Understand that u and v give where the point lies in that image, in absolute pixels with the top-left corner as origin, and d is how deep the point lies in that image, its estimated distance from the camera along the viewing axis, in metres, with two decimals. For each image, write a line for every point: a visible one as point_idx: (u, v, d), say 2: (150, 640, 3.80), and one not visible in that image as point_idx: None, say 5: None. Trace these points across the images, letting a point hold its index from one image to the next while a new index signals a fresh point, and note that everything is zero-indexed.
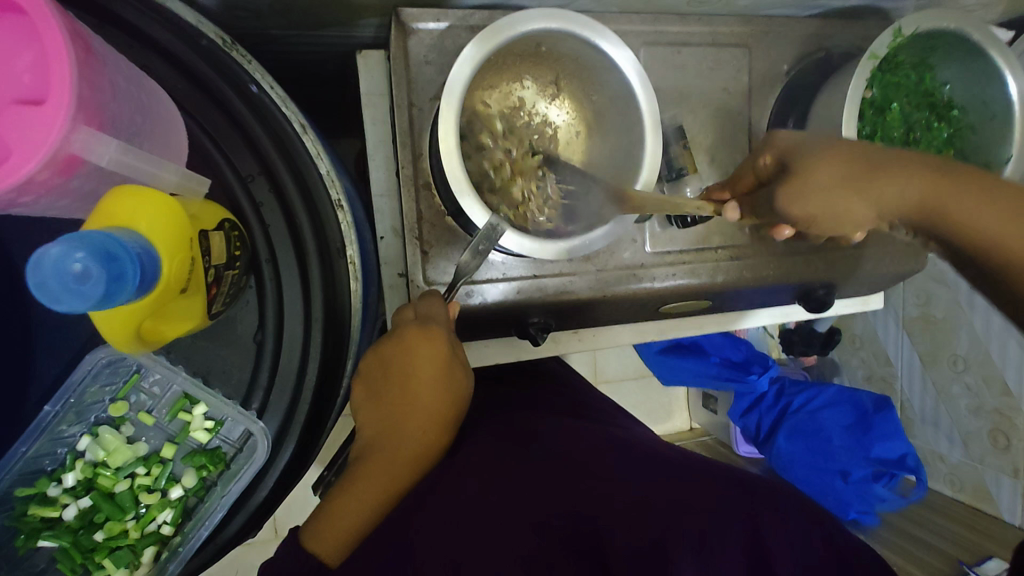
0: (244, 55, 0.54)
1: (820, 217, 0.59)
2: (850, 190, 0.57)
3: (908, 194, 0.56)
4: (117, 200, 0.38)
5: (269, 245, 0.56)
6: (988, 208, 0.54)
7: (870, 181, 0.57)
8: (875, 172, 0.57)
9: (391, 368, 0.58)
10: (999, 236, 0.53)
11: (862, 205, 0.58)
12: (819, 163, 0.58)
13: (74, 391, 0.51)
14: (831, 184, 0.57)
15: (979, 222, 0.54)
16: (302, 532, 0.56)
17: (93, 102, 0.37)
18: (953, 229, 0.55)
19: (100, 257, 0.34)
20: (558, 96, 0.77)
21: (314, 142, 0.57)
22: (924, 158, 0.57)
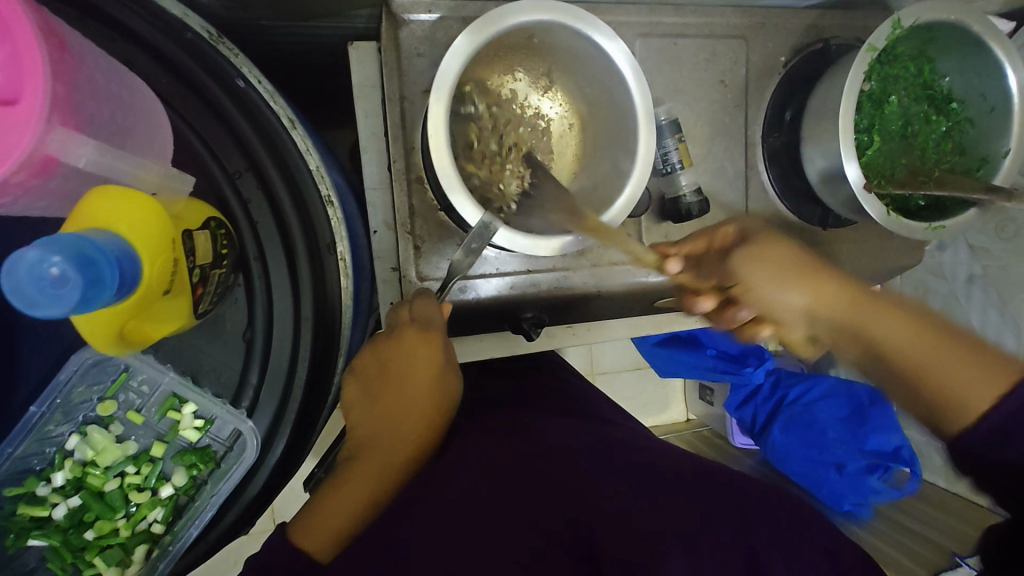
0: (230, 49, 0.52)
1: (764, 290, 0.59)
2: (792, 274, 0.58)
3: (838, 298, 0.56)
4: (97, 200, 0.38)
5: (258, 242, 0.56)
6: (909, 330, 0.52)
7: (811, 278, 0.57)
8: (814, 268, 0.58)
9: (387, 369, 0.57)
10: (912, 354, 0.51)
11: (797, 293, 0.58)
12: (769, 244, 0.60)
13: (60, 391, 0.50)
14: (779, 259, 0.58)
15: (895, 339, 0.53)
16: (288, 528, 0.55)
17: (69, 101, 0.36)
18: (872, 343, 0.54)
19: (77, 261, 0.33)
20: (552, 88, 0.76)
21: (303, 137, 0.55)
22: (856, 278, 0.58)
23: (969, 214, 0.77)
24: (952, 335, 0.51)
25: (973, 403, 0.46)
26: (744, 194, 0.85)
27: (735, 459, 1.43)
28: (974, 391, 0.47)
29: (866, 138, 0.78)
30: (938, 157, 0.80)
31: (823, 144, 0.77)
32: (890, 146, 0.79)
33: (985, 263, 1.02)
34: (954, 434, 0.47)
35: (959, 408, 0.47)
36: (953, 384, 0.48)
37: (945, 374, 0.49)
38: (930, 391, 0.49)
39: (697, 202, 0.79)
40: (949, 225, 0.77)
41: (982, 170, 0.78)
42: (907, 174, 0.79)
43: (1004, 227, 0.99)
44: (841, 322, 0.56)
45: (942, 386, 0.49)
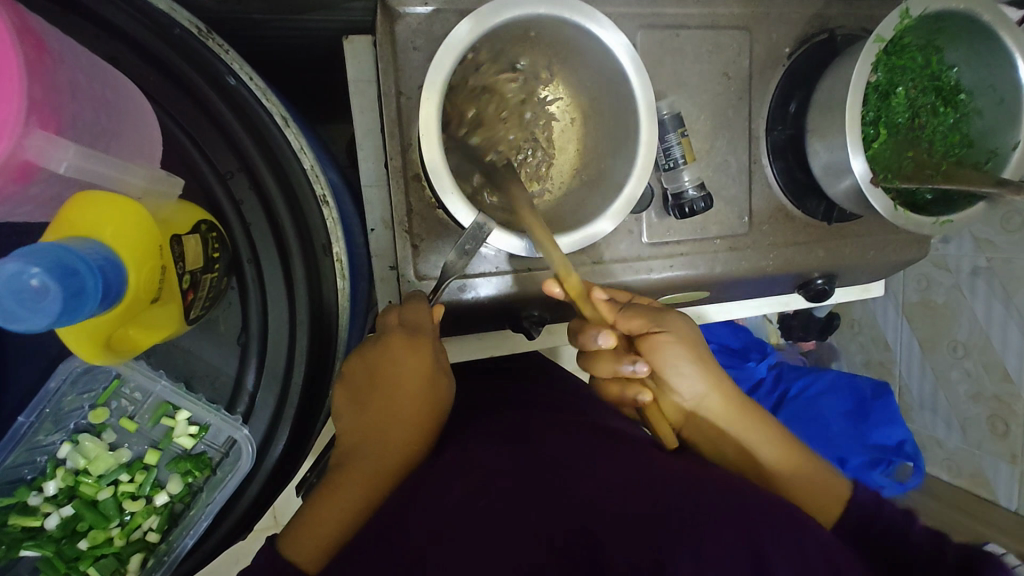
0: (221, 45, 0.51)
1: (680, 374, 0.62)
2: (697, 363, 0.61)
3: (732, 399, 0.62)
4: (79, 205, 0.36)
5: (251, 244, 0.54)
6: (773, 440, 0.62)
7: (719, 376, 0.63)
8: (708, 363, 0.63)
9: (376, 374, 0.58)
10: (772, 463, 0.61)
11: (706, 385, 0.62)
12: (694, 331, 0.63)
13: (50, 400, 0.49)
14: (691, 344, 0.61)
15: (761, 446, 0.61)
16: (280, 537, 0.54)
17: (49, 103, 0.35)
18: (742, 448, 0.62)
19: (57, 272, 0.32)
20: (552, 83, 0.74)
21: (297, 135, 0.54)
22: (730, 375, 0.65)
23: (977, 208, 0.76)
24: (798, 450, 0.62)
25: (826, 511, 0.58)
26: (748, 189, 0.83)
27: None
28: (813, 497, 0.59)
29: (872, 130, 0.76)
30: (945, 149, 0.78)
31: (827, 137, 0.75)
32: (897, 139, 0.77)
33: (988, 256, 1.00)
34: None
35: (805, 512, 0.58)
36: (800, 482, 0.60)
37: (794, 473, 0.60)
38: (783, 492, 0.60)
39: (700, 197, 0.78)
40: (956, 219, 0.75)
41: (990, 163, 0.77)
42: (914, 168, 0.77)
43: (1011, 219, 0.96)
44: (728, 425, 0.62)
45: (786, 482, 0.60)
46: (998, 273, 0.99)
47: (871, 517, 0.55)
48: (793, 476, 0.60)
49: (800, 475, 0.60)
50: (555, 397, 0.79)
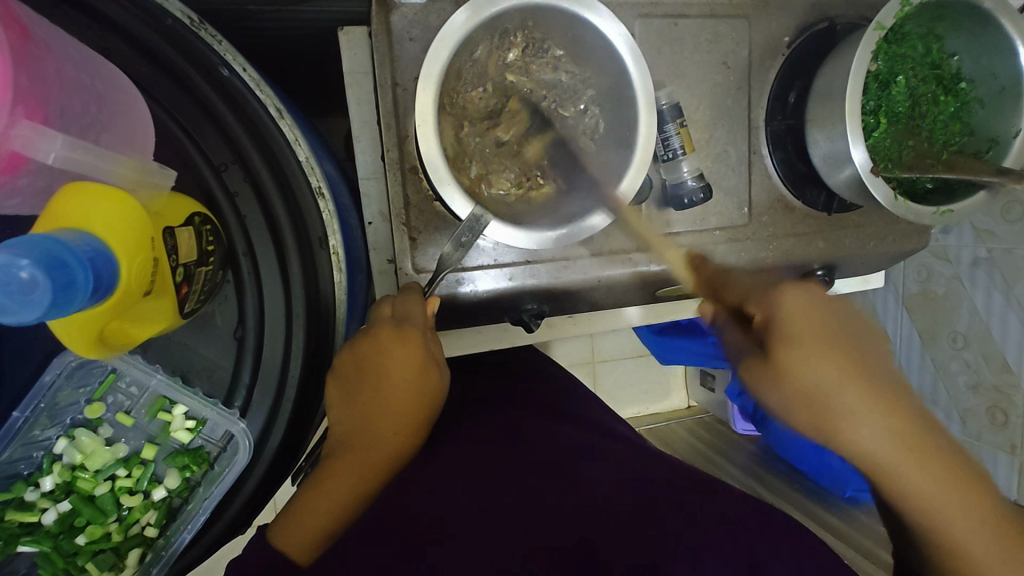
0: (214, 35, 0.49)
1: (830, 406, 0.55)
2: (861, 410, 0.54)
3: (887, 434, 0.53)
4: (70, 197, 0.36)
5: (246, 236, 0.54)
6: (933, 477, 0.53)
7: (868, 409, 0.54)
8: (862, 410, 0.54)
9: (365, 364, 0.56)
10: (930, 504, 0.53)
11: (848, 410, 0.54)
12: (819, 353, 0.56)
13: (44, 395, 0.49)
14: (833, 383, 0.55)
15: (916, 487, 0.53)
16: (269, 530, 0.53)
17: (36, 92, 0.34)
18: (892, 486, 0.54)
19: (47, 264, 0.31)
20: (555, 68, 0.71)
21: (291, 127, 0.53)
22: (895, 393, 0.55)
23: (977, 198, 0.75)
24: (964, 471, 0.53)
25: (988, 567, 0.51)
26: (747, 180, 0.83)
27: (736, 445, 1.42)
28: (963, 522, 0.52)
29: (872, 119, 0.76)
30: (946, 138, 0.78)
31: (827, 126, 0.74)
32: (897, 127, 0.77)
33: (989, 246, 0.99)
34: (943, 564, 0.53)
35: (954, 552, 0.52)
36: (945, 526, 0.53)
37: (944, 513, 0.52)
38: (937, 534, 0.53)
39: (699, 188, 0.77)
40: (957, 209, 0.74)
41: (991, 152, 0.76)
42: (914, 157, 0.76)
43: (1011, 209, 0.96)
44: (902, 467, 0.53)
45: (950, 533, 0.53)
46: (998, 263, 0.99)
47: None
48: (966, 533, 0.52)
49: (976, 524, 0.52)
50: (548, 399, 0.78)
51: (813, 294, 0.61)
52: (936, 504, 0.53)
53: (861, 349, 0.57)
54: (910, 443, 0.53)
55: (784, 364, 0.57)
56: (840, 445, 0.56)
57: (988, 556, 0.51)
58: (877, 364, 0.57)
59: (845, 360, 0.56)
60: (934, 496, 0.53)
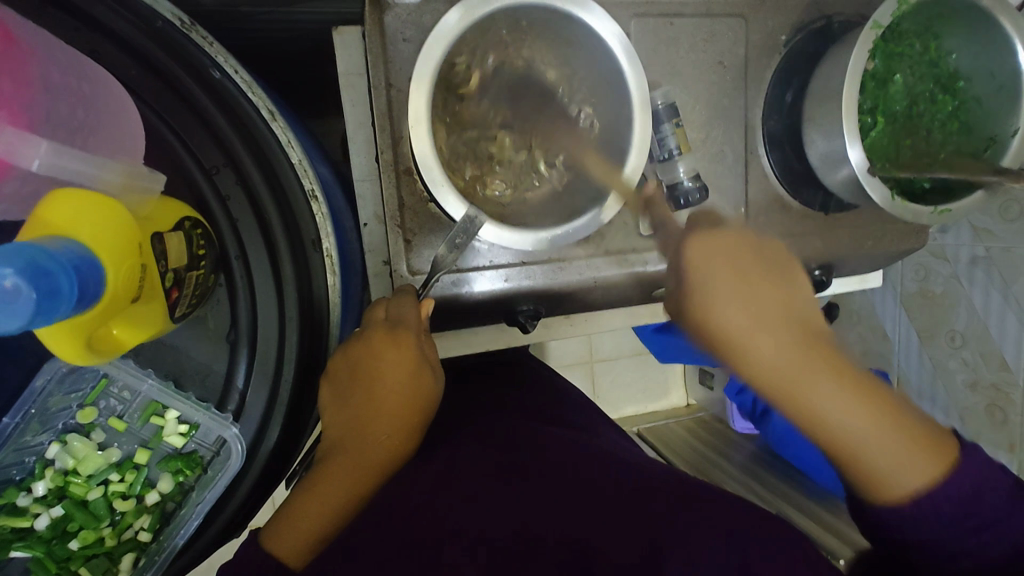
0: (204, 36, 0.50)
1: (731, 334, 0.48)
2: (754, 328, 0.48)
3: (784, 348, 0.47)
4: (55, 205, 0.35)
5: (238, 240, 0.54)
6: (843, 392, 0.45)
7: (770, 325, 0.48)
8: (760, 330, 0.48)
9: (359, 367, 0.56)
10: (855, 434, 0.44)
11: (741, 332, 0.48)
12: (724, 280, 0.50)
13: (35, 401, 0.49)
14: (730, 307, 0.49)
15: (847, 423, 0.44)
16: (263, 531, 0.53)
17: (16, 100, 0.35)
18: (796, 407, 0.46)
19: (31, 273, 0.31)
20: (551, 67, 0.71)
21: (283, 129, 0.53)
22: (802, 319, 0.49)
23: (975, 198, 0.75)
24: (907, 414, 0.45)
25: (896, 481, 0.43)
26: (744, 180, 0.83)
27: (734, 444, 1.42)
28: (894, 458, 0.43)
29: (871, 118, 0.75)
30: (943, 138, 0.77)
31: (824, 126, 0.74)
32: (895, 127, 0.76)
33: (987, 245, 0.99)
34: (870, 502, 0.45)
35: (881, 484, 0.44)
36: (859, 443, 0.44)
37: (858, 434, 0.44)
38: (863, 470, 0.44)
39: (695, 189, 0.77)
40: (954, 209, 0.74)
41: (990, 152, 0.76)
42: (912, 157, 0.76)
43: (1009, 207, 0.95)
44: (817, 393, 0.45)
45: (876, 467, 0.44)
46: (996, 262, 0.99)
47: (964, 492, 0.43)
48: (893, 466, 0.44)
49: (899, 452, 0.43)
50: (543, 403, 0.78)
51: (728, 236, 0.53)
52: (848, 426, 0.44)
53: (778, 274, 0.51)
54: (811, 361, 0.46)
55: (693, 288, 0.51)
56: (755, 380, 0.48)
57: (909, 483, 0.43)
58: (796, 290, 0.51)
59: (737, 281, 0.50)
60: (846, 417, 0.44)
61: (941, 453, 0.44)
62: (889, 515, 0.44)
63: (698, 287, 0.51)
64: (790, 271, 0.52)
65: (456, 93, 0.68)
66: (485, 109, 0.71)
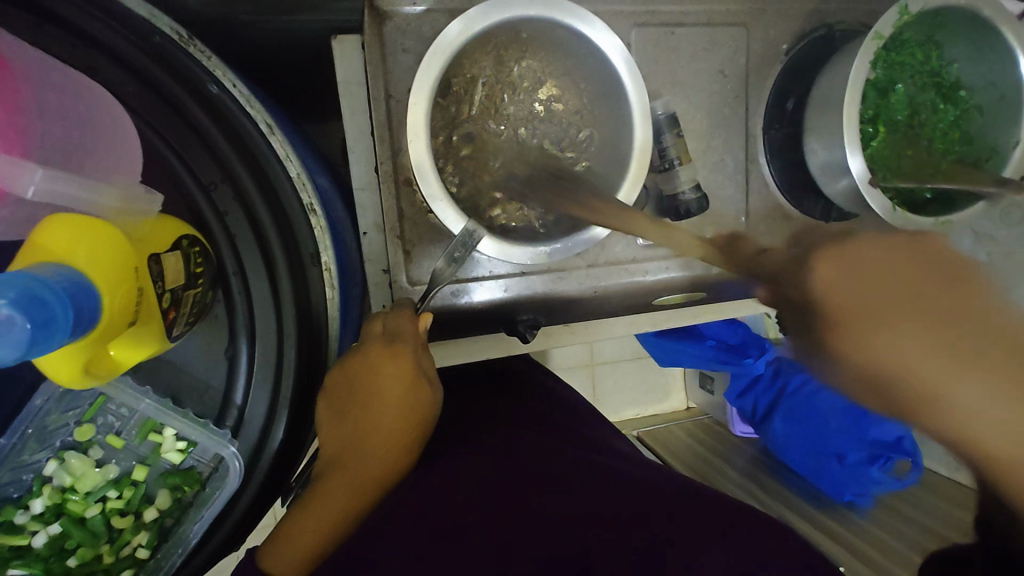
0: (202, 51, 0.49)
1: (875, 345, 0.53)
2: (916, 339, 0.49)
3: (916, 341, 0.49)
4: (49, 231, 0.35)
5: (236, 255, 0.53)
6: (975, 376, 0.45)
7: (933, 343, 0.48)
8: (931, 348, 0.48)
9: (355, 383, 0.55)
10: (986, 433, 0.45)
11: (878, 344, 0.52)
12: (888, 302, 0.54)
13: (33, 420, 0.48)
14: (915, 345, 0.49)
15: (981, 425, 0.45)
16: (258, 550, 0.53)
17: (10, 127, 0.35)
18: (932, 410, 0.47)
19: (24, 302, 0.31)
20: (541, 88, 0.70)
21: (282, 143, 0.53)
22: (951, 320, 0.49)
23: (977, 207, 0.75)
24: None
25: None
26: (745, 188, 0.82)
27: (735, 448, 1.42)
28: None
29: (871, 128, 0.74)
30: (945, 147, 0.77)
31: (825, 135, 0.73)
32: (896, 136, 0.76)
33: (989, 251, 0.99)
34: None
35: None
36: (994, 440, 0.45)
37: (990, 430, 0.44)
38: (997, 464, 0.46)
39: (695, 199, 0.77)
40: (955, 219, 0.74)
41: (991, 162, 0.76)
42: (913, 166, 0.76)
43: (1010, 213, 0.95)
44: (983, 407, 0.45)
45: (1011, 462, 0.45)
46: (998, 267, 0.98)
47: None
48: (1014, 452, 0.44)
49: None
50: (544, 410, 0.78)
51: (892, 250, 0.62)
52: (985, 434, 0.45)
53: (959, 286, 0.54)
54: (980, 366, 0.46)
55: (839, 306, 0.59)
56: (926, 416, 0.48)
57: None
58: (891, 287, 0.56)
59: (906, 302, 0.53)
60: (996, 429, 0.44)
61: None
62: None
63: (858, 312, 0.56)
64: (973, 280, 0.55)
65: (456, 104, 0.67)
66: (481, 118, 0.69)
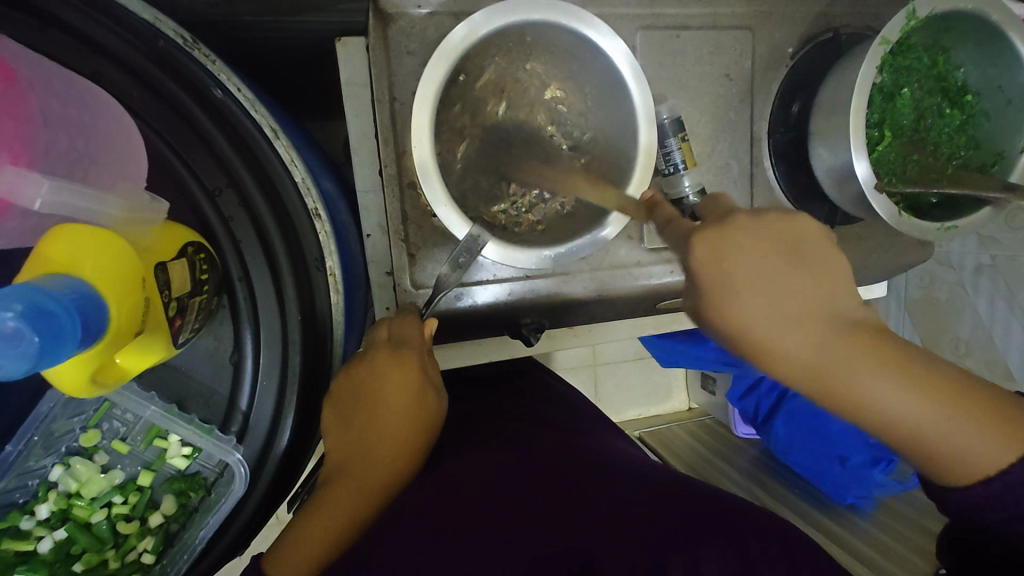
0: (205, 55, 0.48)
1: (755, 323, 0.43)
2: (788, 314, 0.42)
3: (807, 337, 0.42)
4: (55, 241, 0.35)
5: (241, 261, 0.53)
6: (881, 375, 0.40)
7: (834, 342, 0.41)
8: (773, 316, 0.43)
9: (363, 388, 0.55)
10: (891, 411, 0.40)
11: (749, 313, 0.43)
12: (751, 249, 0.44)
13: (38, 427, 0.48)
14: (760, 307, 0.43)
15: (895, 406, 0.40)
16: (263, 558, 0.52)
17: (18, 138, 0.34)
18: (851, 403, 0.41)
19: (32, 314, 0.31)
20: (551, 87, 0.71)
21: (286, 147, 0.52)
22: (816, 288, 0.43)
23: (983, 213, 0.74)
24: (961, 382, 0.40)
25: (976, 461, 0.40)
26: (750, 192, 0.82)
27: (737, 449, 1.42)
28: (958, 433, 0.40)
29: (877, 133, 0.74)
30: (951, 152, 0.76)
31: (831, 140, 0.73)
32: (902, 141, 0.75)
33: (992, 253, 0.99)
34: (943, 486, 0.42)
35: (954, 468, 0.41)
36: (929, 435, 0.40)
37: (903, 407, 0.40)
38: (921, 446, 0.41)
39: (701, 203, 0.76)
40: (961, 224, 0.74)
41: (996, 167, 0.75)
42: (919, 172, 0.76)
43: (1015, 217, 0.95)
44: (842, 370, 0.41)
45: (947, 446, 0.40)
46: (1001, 271, 0.99)
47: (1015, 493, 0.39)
48: (912, 410, 0.40)
49: (922, 404, 0.40)
50: (549, 410, 0.78)
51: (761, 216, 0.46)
52: (885, 399, 0.40)
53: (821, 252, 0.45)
54: (845, 348, 0.41)
55: (710, 283, 0.45)
56: (840, 401, 0.42)
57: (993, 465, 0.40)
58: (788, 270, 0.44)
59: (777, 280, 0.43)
60: (894, 400, 0.40)
61: (979, 404, 0.40)
62: (964, 496, 0.41)
63: (726, 281, 0.44)
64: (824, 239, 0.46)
65: (462, 108, 0.67)
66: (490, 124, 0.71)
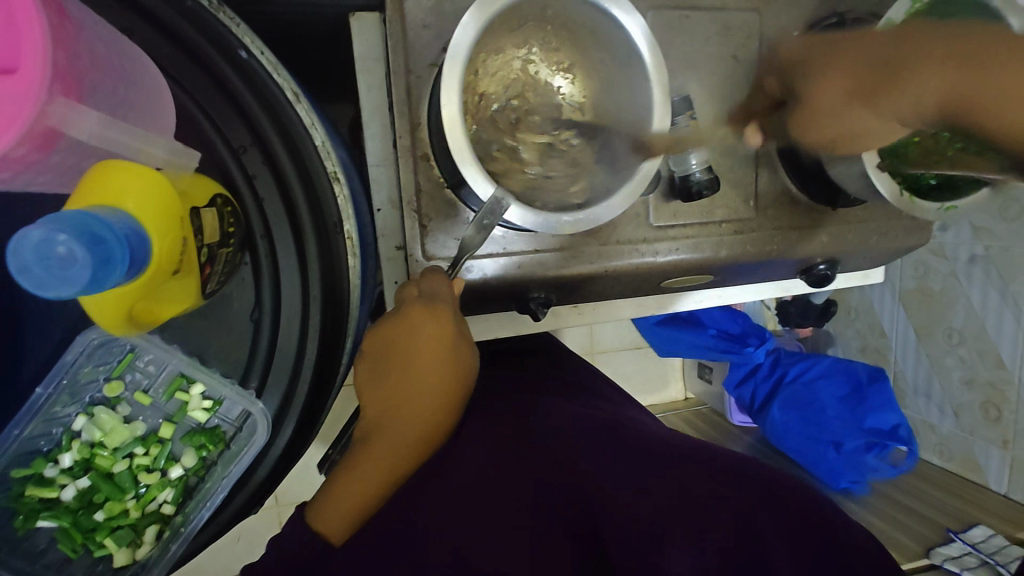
0: (232, 18, 0.50)
1: (824, 118, 0.69)
2: (827, 66, 0.67)
3: (934, 88, 0.54)
4: (100, 174, 0.37)
5: (264, 220, 0.55)
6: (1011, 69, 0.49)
7: (850, 101, 0.64)
8: (819, 114, 0.69)
9: (397, 346, 0.56)
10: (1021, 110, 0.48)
11: (812, 99, 0.69)
12: (823, 62, 0.68)
13: (67, 372, 0.49)
14: (834, 97, 0.66)
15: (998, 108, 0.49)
16: (309, 508, 0.55)
17: (71, 71, 0.35)
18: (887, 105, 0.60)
19: (85, 238, 0.32)
20: (550, 64, 0.74)
21: (308, 111, 0.54)
22: (858, 58, 0.64)
23: (981, 194, 0.76)
24: None
25: None
26: (754, 173, 0.84)
27: (733, 436, 1.43)
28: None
29: None
30: None
31: None
32: None
33: (986, 244, 1.01)
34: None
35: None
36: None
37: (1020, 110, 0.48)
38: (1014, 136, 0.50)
39: (707, 180, 0.77)
40: (960, 204, 0.77)
41: None
42: None
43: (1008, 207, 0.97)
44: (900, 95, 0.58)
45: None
46: (995, 260, 1.01)
47: None
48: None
49: None
50: (556, 377, 0.80)
51: (827, 40, 0.70)
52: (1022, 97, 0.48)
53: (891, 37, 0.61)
54: (885, 91, 0.60)
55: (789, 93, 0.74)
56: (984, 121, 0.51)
57: None
58: (925, 56, 0.55)
59: (849, 59, 0.65)
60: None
61: None
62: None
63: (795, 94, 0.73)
64: (874, 38, 0.64)
65: (487, 73, 0.71)
66: (503, 89, 0.73)
